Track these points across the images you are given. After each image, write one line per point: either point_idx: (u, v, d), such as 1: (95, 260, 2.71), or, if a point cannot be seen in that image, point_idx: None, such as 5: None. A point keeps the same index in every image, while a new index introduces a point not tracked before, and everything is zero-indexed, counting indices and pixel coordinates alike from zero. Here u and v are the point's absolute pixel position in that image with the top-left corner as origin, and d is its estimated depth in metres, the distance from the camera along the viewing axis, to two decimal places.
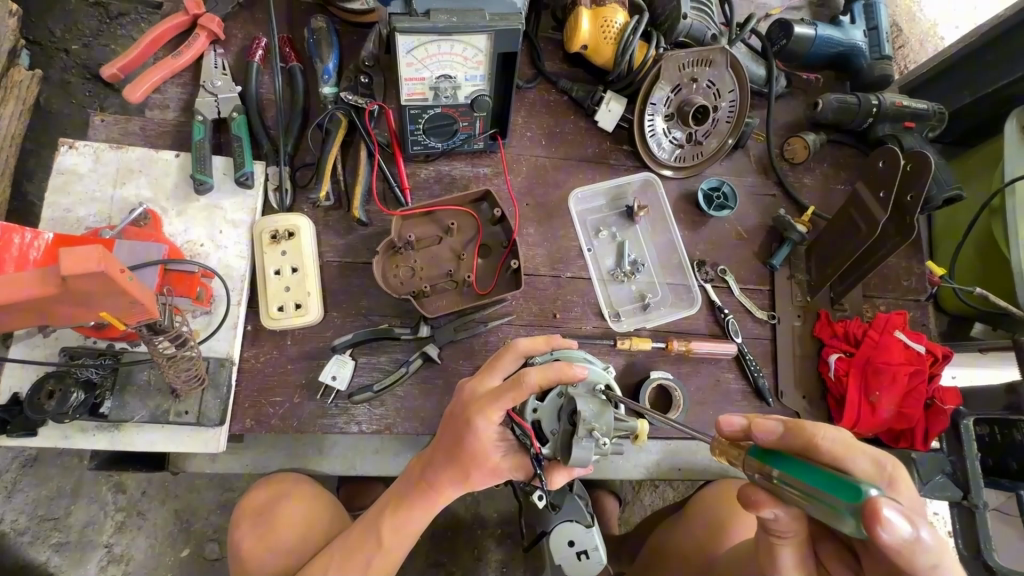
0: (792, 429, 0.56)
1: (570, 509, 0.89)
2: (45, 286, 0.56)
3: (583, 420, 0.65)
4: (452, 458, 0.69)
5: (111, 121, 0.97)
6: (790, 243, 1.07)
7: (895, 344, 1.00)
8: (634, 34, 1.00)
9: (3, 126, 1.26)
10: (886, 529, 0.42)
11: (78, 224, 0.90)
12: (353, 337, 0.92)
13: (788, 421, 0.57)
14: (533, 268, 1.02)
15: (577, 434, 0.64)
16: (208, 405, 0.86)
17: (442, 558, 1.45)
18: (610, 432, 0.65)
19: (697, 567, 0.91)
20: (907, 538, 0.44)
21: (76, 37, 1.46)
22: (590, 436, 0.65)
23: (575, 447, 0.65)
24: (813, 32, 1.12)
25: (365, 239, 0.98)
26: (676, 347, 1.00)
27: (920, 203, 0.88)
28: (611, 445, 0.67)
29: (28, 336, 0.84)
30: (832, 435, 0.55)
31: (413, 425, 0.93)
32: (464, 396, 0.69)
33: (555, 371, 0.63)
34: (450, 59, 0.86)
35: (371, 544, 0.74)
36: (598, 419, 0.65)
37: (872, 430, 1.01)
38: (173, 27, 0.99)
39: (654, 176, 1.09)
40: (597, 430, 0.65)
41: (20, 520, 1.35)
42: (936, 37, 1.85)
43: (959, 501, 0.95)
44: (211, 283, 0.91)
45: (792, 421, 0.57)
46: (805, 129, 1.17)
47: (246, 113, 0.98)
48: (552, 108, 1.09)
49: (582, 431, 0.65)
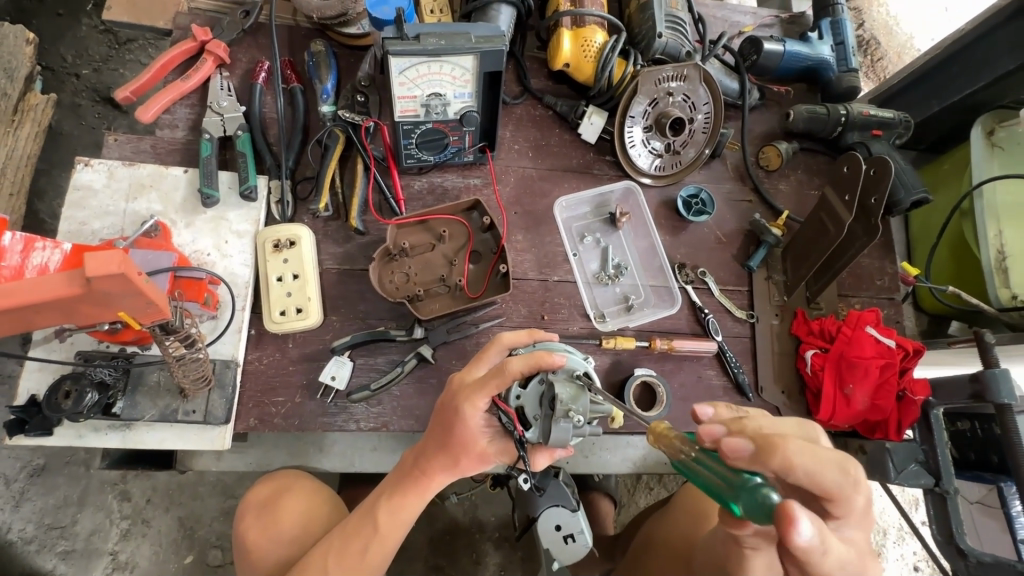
0: (760, 457, 0.53)
1: (555, 494, 0.94)
2: (70, 288, 0.62)
3: (560, 402, 0.70)
4: (443, 445, 0.74)
5: (124, 140, 1.03)
6: (766, 245, 1.13)
7: (866, 339, 1.05)
8: (613, 51, 1.08)
9: (19, 148, 1.33)
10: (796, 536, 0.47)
11: (94, 236, 0.96)
12: (352, 339, 0.97)
13: (759, 441, 0.53)
14: (521, 272, 1.08)
15: (555, 415, 0.70)
16: (214, 404, 0.91)
17: (441, 562, 1.48)
18: (585, 413, 0.71)
19: (682, 556, 0.94)
20: (810, 545, 0.48)
21: (86, 62, 1.55)
22: (567, 418, 0.70)
23: (554, 428, 0.70)
24: (783, 48, 1.19)
25: (363, 247, 1.04)
26: (659, 345, 1.05)
27: (883, 207, 0.93)
28: (588, 426, 0.73)
29: (46, 341, 0.90)
30: (800, 448, 0.53)
31: (408, 423, 0.98)
32: (453, 386, 0.74)
33: (535, 358, 0.67)
34: (439, 79, 0.92)
35: (367, 531, 0.78)
36: (575, 401, 0.71)
37: (849, 422, 1.06)
38: (182, 52, 1.06)
39: (635, 184, 1.16)
40: (574, 412, 0.70)
41: (27, 529, 1.39)
42: (913, 49, 1.93)
43: (932, 489, 0.99)
44: (217, 290, 0.97)
45: (762, 439, 0.53)
46: (778, 138, 1.24)
47: (250, 131, 1.04)
48: (539, 122, 1.16)
49: (559, 412, 0.70)
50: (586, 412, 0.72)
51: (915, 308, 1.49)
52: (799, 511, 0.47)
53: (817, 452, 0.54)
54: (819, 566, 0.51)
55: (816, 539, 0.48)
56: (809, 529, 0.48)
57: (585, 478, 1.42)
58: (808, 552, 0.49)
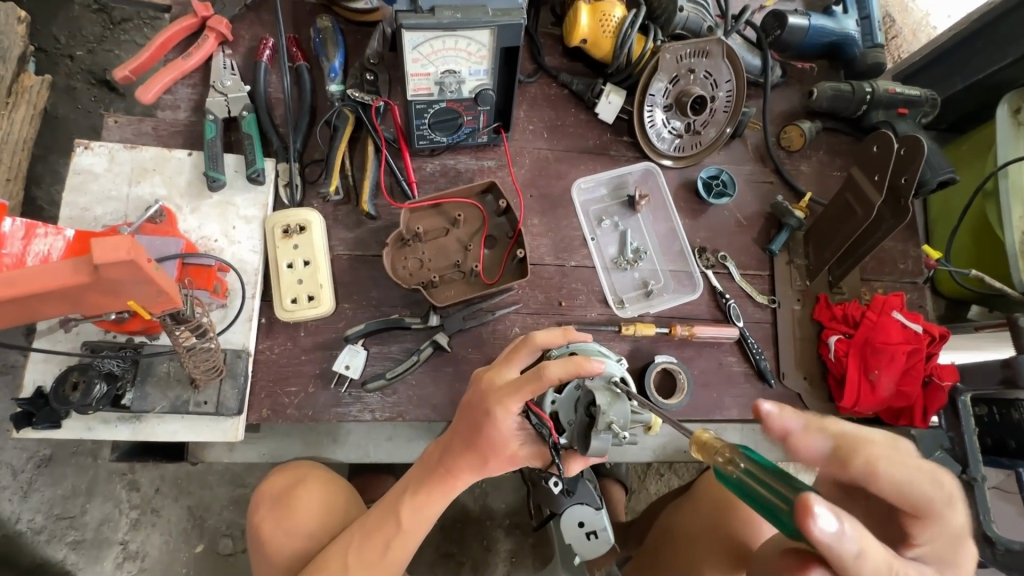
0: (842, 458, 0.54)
1: (581, 493, 0.93)
2: (78, 276, 0.59)
3: (602, 415, 0.67)
4: (471, 444, 0.72)
5: (124, 122, 0.99)
6: (789, 229, 1.10)
7: (892, 324, 1.02)
8: (632, 27, 1.03)
9: (15, 131, 1.28)
10: (815, 526, 0.42)
11: (96, 222, 0.93)
12: (365, 327, 0.94)
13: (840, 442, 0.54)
14: (537, 258, 1.05)
15: (597, 429, 0.67)
16: (226, 394, 0.88)
17: (452, 550, 1.47)
18: (626, 423, 0.68)
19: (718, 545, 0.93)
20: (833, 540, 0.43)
21: (80, 43, 1.50)
22: (608, 430, 0.67)
23: (594, 439, 0.68)
24: (807, 23, 1.15)
25: (374, 231, 1.01)
26: (680, 331, 1.02)
27: (914, 188, 0.90)
28: (628, 435, 0.70)
29: (50, 332, 0.87)
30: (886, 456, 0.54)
31: (424, 412, 0.95)
32: (482, 387, 0.71)
33: (574, 367, 0.63)
34: (455, 55, 0.88)
35: (390, 527, 0.76)
36: (614, 411, 0.68)
37: (873, 409, 1.03)
38: (183, 29, 1.01)
39: (655, 166, 1.12)
40: (616, 424, 0.67)
41: (36, 519, 1.37)
42: (928, 26, 1.87)
43: (958, 476, 0.97)
44: (226, 277, 0.93)
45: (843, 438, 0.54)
46: (800, 117, 1.20)
47: (256, 111, 1.00)
48: (554, 101, 1.12)
49: (601, 425, 0.67)
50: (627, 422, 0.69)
51: (933, 292, 1.46)
52: (815, 497, 0.43)
53: (895, 455, 0.54)
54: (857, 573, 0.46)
55: (848, 539, 0.44)
56: (845, 525, 0.44)
57: (598, 465, 1.41)
58: (838, 552, 0.44)
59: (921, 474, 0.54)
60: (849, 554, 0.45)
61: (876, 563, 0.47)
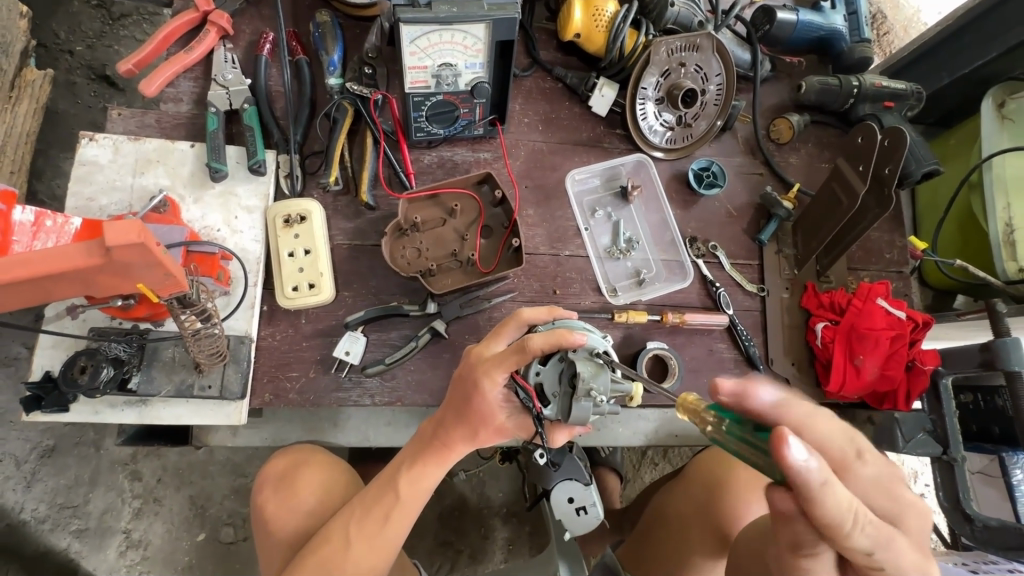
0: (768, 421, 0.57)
1: (569, 469, 0.96)
2: (91, 258, 0.62)
3: (582, 381, 0.70)
4: (462, 417, 0.76)
5: (128, 114, 1.01)
6: (777, 219, 1.13)
7: (876, 310, 1.05)
8: (624, 21, 1.06)
9: (17, 125, 1.30)
10: (787, 454, 0.48)
11: (101, 212, 0.95)
12: (365, 314, 0.97)
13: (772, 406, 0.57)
14: (532, 247, 1.07)
15: (577, 395, 0.70)
16: (230, 378, 0.91)
17: (449, 538, 1.50)
18: (605, 391, 0.71)
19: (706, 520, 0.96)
20: (803, 464, 0.48)
21: (80, 39, 1.52)
22: (588, 397, 0.70)
23: (575, 406, 0.71)
24: (795, 18, 1.18)
25: (373, 222, 1.03)
26: (670, 319, 1.05)
27: (897, 176, 0.93)
28: (607, 403, 0.73)
29: (58, 318, 0.89)
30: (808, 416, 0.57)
31: (421, 397, 0.98)
32: (472, 360, 0.75)
33: (557, 338, 0.67)
34: (451, 48, 0.91)
35: (388, 500, 0.79)
36: (595, 380, 0.70)
37: (859, 392, 1.06)
38: (185, 23, 1.03)
39: (646, 157, 1.15)
40: (595, 391, 0.70)
41: (40, 509, 1.39)
42: (919, 23, 1.89)
43: (940, 457, 1.02)
44: (229, 265, 0.96)
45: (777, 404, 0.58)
46: (789, 111, 1.22)
47: (257, 104, 1.03)
48: (549, 94, 1.15)
49: (581, 391, 0.70)
50: (608, 391, 0.71)
51: (921, 282, 1.51)
52: (788, 431, 0.48)
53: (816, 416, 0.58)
54: (822, 505, 0.50)
55: (818, 471, 0.48)
56: (814, 458, 0.48)
57: (592, 453, 1.44)
58: (806, 483, 0.49)
59: (828, 430, 0.57)
60: (818, 484, 0.49)
61: (837, 502, 0.50)
